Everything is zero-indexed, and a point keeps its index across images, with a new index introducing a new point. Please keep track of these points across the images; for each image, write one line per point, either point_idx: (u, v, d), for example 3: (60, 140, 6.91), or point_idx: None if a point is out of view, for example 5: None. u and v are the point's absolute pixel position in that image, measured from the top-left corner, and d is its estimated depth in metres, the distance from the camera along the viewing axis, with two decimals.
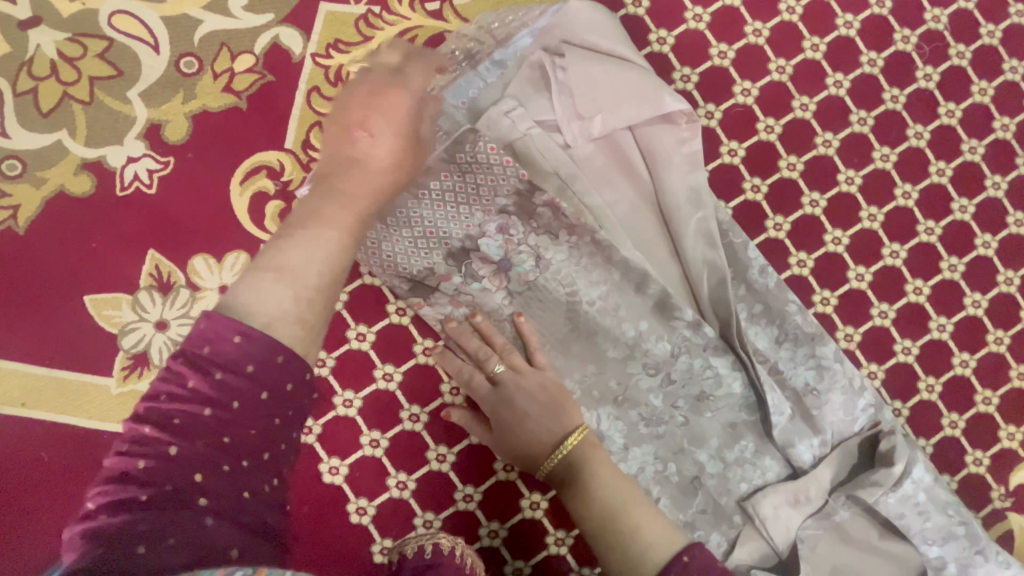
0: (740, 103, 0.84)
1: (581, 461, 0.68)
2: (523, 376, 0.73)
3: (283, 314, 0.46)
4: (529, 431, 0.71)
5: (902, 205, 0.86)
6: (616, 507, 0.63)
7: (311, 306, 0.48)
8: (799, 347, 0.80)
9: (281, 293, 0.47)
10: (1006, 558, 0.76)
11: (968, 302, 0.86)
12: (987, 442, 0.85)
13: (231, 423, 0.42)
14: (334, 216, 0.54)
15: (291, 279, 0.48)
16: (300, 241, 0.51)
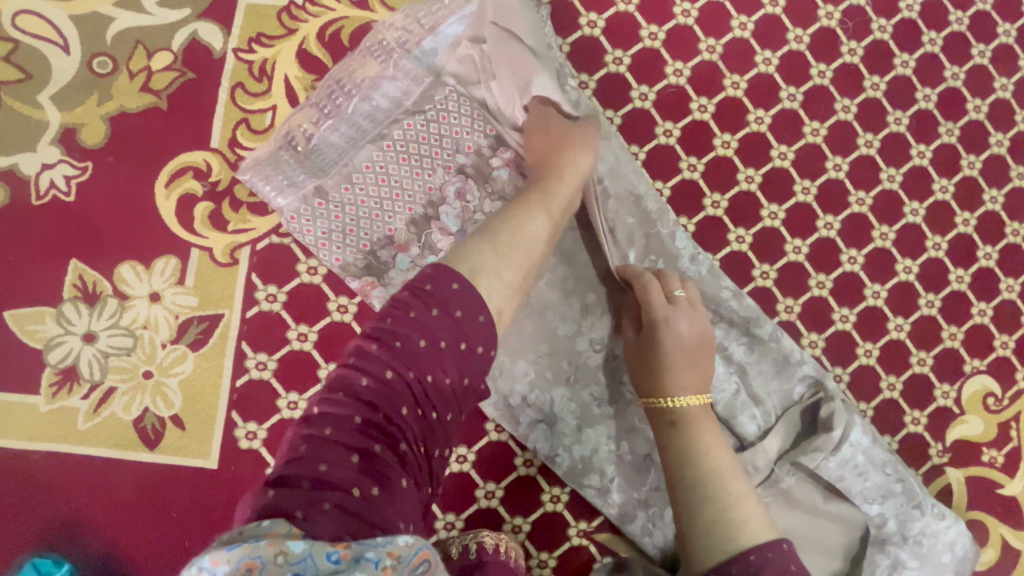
0: (672, 83, 0.85)
1: (692, 419, 0.67)
2: (674, 308, 0.70)
3: (501, 287, 0.51)
4: (661, 373, 0.69)
5: (834, 177, 0.88)
6: (708, 478, 0.63)
7: (506, 259, 0.54)
8: (739, 329, 0.81)
9: (483, 249, 0.53)
10: (942, 510, 0.79)
11: (900, 269, 0.89)
12: (924, 402, 0.89)
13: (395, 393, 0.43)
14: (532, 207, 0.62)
15: (494, 244, 0.54)
16: (517, 214, 0.59)
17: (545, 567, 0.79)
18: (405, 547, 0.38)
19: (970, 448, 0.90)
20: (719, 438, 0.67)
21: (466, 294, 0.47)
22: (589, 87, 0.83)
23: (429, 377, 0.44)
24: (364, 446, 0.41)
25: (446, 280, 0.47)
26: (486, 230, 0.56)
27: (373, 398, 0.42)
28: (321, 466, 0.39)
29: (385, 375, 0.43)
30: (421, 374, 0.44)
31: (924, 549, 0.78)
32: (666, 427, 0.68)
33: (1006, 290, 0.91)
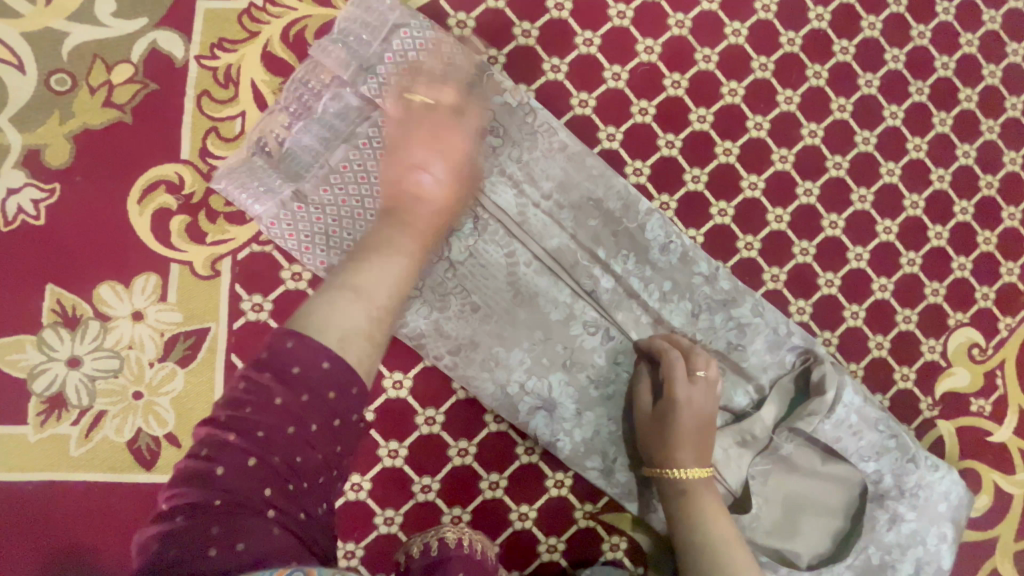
0: (644, 61, 0.84)
1: (694, 491, 0.70)
2: (692, 390, 0.72)
3: (353, 331, 0.47)
4: (673, 447, 0.71)
5: (810, 144, 0.89)
6: (719, 548, 0.66)
7: (380, 324, 0.50)
8: (716, 313, 0.81)
9: (354, 309, 0.48)
10: (934, 461, 0.81)
11: (881, 230, 0.90)
12: (912, 357, 0.91)
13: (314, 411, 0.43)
14: (393, 242, 0.58)
15: (365, 301, 0.50)
16: (365, 262, 0.54)
17: (555, 551, 0.80)
18: (263, 570, 0.36)
19: (959, 399, 0.92)
20: (724, 512, 0.69)
21: (338, 370, 0.44)
22: (562, 70, 0.82)
23: (299, 455, 0.42)
24: (219, 523, 0.38)
25: (314, 358, 0.44)
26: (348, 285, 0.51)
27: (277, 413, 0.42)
28: (187, 517, 0.38)
29: (248, 462, 0.40)
30: (282, 455, 0.41)
31: (921, 500, 0.81)
32: (671, 497, 0.71)
33: (984, 243, 0.93)
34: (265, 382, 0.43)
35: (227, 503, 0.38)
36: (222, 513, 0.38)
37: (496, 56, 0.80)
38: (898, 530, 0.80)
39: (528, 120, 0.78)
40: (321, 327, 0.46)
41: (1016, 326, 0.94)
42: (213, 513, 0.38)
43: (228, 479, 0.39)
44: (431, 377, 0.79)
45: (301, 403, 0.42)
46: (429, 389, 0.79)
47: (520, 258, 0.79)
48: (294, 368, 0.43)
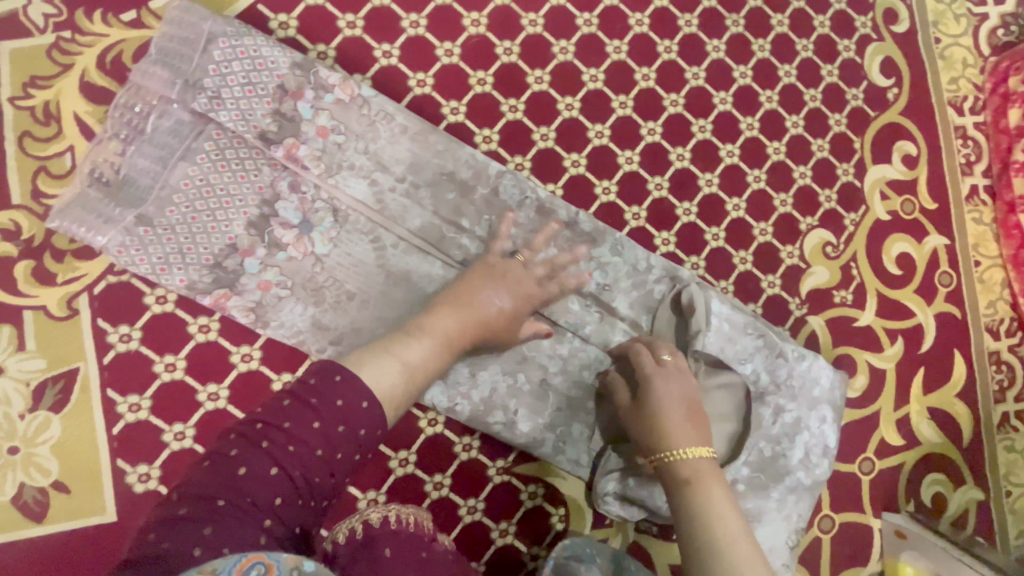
0: (473, 34, 0.88)
1: (695, 475, 0.69)
2: (680, 389, 0.75)
3: (387, 391, 0.61)
4: (667, 430, 0.72)
5: (645, 87, 0.95)
6: (716, 527, 0.64)
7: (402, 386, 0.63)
8: (578, 255, 0.87)
9: (392, 369, 0.62)
10: (802, 352, 0.89)
11: (724, 154, 0.97)
12: (774, 265, 0.99)
13: (322, 443, 0.52)
14: (441, 327, 0.71)
15: (401, 364, 0.64)
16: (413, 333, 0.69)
17: (475, 512, 0.84)
18: (223, 563, 0.43)
19: (824, 294, 1.01)
20: (728, 495, 0.68)
21: (373, 412, 0.55)
22: (394, 54, 0.84)
23: (318, 478, 0.52)
24: (220, 520, 0.47)
25: (356, 399, 0.54)
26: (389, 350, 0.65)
27: (290, 441, 0.51)
28: (187, 505, 0.48)
29: (270, 472, 0.50)
30: (302, 472, 0.51)
31: (796, 388, 0.88)
32: (675, 483, 0.69)
33: (819, 151, 1.02)
34: (292, 417, 0.52)
35: (241, 502, 0.49)
36: (219, 511, 0.48)
37: (325, 50, 0.82)
38: (781, 421, 0.88)
39: (363, 111, 0.80)
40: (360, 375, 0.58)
41: (859, 219, 1.03)
42: (211, 506, 0.48)
43: (250, 481, 0.50)
44: None
45: (317, 431, 0.52)
46: None
47: (386, 241, 0.81)
48: (338, 404, 0.54)
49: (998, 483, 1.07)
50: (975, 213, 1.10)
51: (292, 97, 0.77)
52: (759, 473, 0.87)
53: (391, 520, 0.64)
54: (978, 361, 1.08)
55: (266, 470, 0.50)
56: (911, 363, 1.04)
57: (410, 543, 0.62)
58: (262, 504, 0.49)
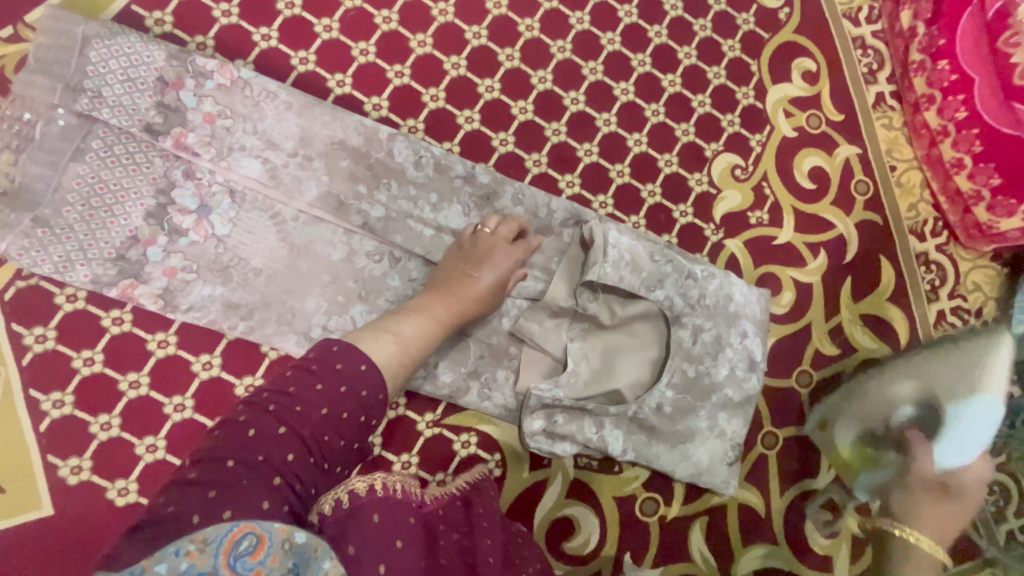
0: (349, 7, 0.90)
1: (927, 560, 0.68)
2: None
3: (389, 362, 0.62)
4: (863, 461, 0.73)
5: (531, 38, 0.96)
6: None
7: (402, 361, 0.65)
8: (482, 209, 0.89)
9: (389, 345, 0.64)
10: (710, 271, 0.92)
11: (619, 93, 0.99)
12: (684, 194, 1.00)
13: (330, 402, 0.54)
14: (432, 310, 0.74)
15: (399, 342, 0.66)
16: (404, 316, 0.71)
17: (410, 466, 0.86)
18: (214, 532, 0.44)
19: (739, 217, 1.02)
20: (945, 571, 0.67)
21: (371, 371, 0.57)
22: (273, 36, 0.87)
23: (326, 437, 0.53)
24: (226, 485, 0.46)
25: (354, 363, 0.57)
26: (391, 328, 0.68)
27: (297, 406, 0.53)
28: (192, 473, 0.47)
29: (279, 431, 0.51)
30: (311, 431, 0.52)
31: (711, 308, 0.91)
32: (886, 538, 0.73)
33: (716, 78, 1.04)
34: (297, 386, 0.54)
35: (251, 461, 0.49)
36: (223, 474, 0.47)
37: (204, 41, 0.84)
38: (702, 340, 0.90)
39: (246, 93, 0.82)
40: (364, 348, 0.60)
41: (766, 139, 1.05)
42: (216, 471, 0.47)
43: (256, 442, 0.50)
44: (238, 349, 0.81)
45: (322, 392, 0.54)
46: (239, 360, 0.81)
47: (287, 216, 0.83)
48: (344, 387, 0.55)
49: None
50: (883, 119, 1.11)
51: (173, 89, 0.79)
52: (685, 395, 0.89)
53: (376, 488, 0.55)
54: (906, 263, 1.09)
55: (273, 429, 0.51)
56: (838, 273, 1.05)
57: (395, 512, 0.54)
58: (269, 470, 0.49)
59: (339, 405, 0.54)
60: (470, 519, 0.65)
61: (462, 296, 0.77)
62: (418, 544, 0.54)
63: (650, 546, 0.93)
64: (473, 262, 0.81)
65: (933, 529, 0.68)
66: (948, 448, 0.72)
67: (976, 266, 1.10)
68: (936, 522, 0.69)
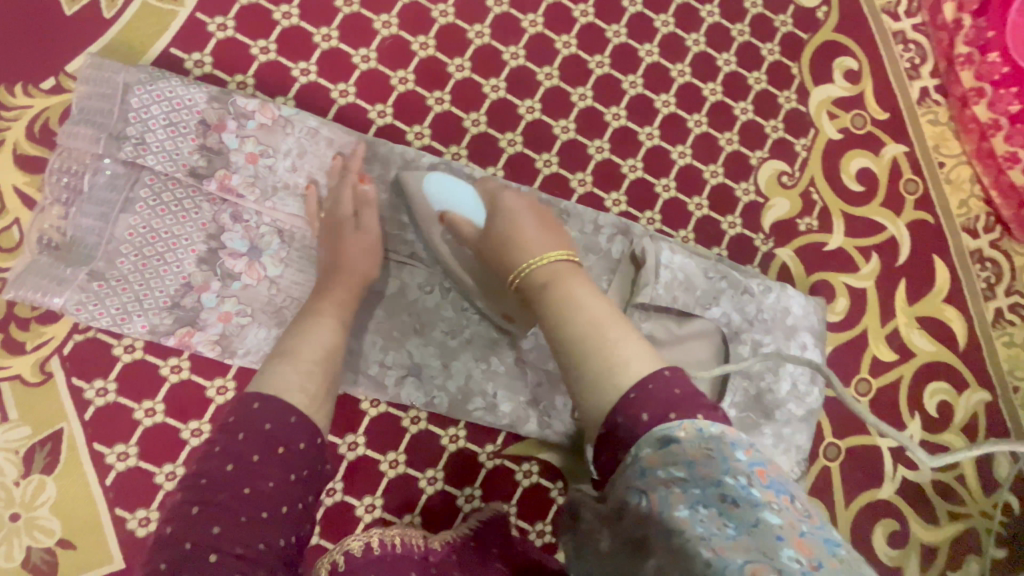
0: (386, 35, 0.88)
1: (601, 319, 0.55)
2: (536, 236, 0.69)
3: (292, 386, 0.57)
4: (520, 241, 0.69)
5: (568, 54, 0.94)
6: (588, 329, 0.54)
7: (309, 377, 0.60)
8: None
9: (284, 370, 0.59)
10: (766, 284, 0.90)
11: (660, 105, 0.97)
12: (732, 205, 0.98)
13: (234, 455, 0.50)
14: (324, 314, 0.70)
15: (293, 361, 0.61)
16: (304, 332, 0.67)
17: (474, 500, 0.84)
18: None
19: (788, 224, 1.00)
20: (617, 315, 0.56)
21: (267, 407, 0.53)
22: (312, 70, 0.85)
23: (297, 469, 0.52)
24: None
25: (247, 405, 0.53)
26: (281, 351, 0.63)
27: (203, 479, 0.49)
28: None
29: (194, 510, 0.48)
30: (227, 494, 0.48)
31: (769, 322, 0.89)
32: (535, 295, 0.63)
33: (757, 83, 1.01)
34: (206, 458, 0.51)
35: (208, 535, 0.46)
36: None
37: (244, 80, 0.83)
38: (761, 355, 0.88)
39: (288, 131, 0.81)
40: (269, 386, 0.56)
41: (811, 143, 1.02)
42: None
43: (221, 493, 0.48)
44: None
45: (225, 453, 0.50)
46: None
47: None
48: (266, 428, 0.52)
49: (1004, 381, 1.05)
50: (930, 115, 1.08)
51: (215, 131, 0.79)
52: (747, 413, 0.88)
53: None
54: (960, 263, 1.06)
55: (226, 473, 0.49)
56: (891, 277, 1.03)
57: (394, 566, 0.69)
58: (201, 554, 0.46)
59: (248, 450, 0.50)
60: (483, 561, 0.72)
61: (347, 286, 0.74)
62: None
63: None
64: (333, 242, 0.77)
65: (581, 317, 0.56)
66: (575, 290, 0.60)
67: None
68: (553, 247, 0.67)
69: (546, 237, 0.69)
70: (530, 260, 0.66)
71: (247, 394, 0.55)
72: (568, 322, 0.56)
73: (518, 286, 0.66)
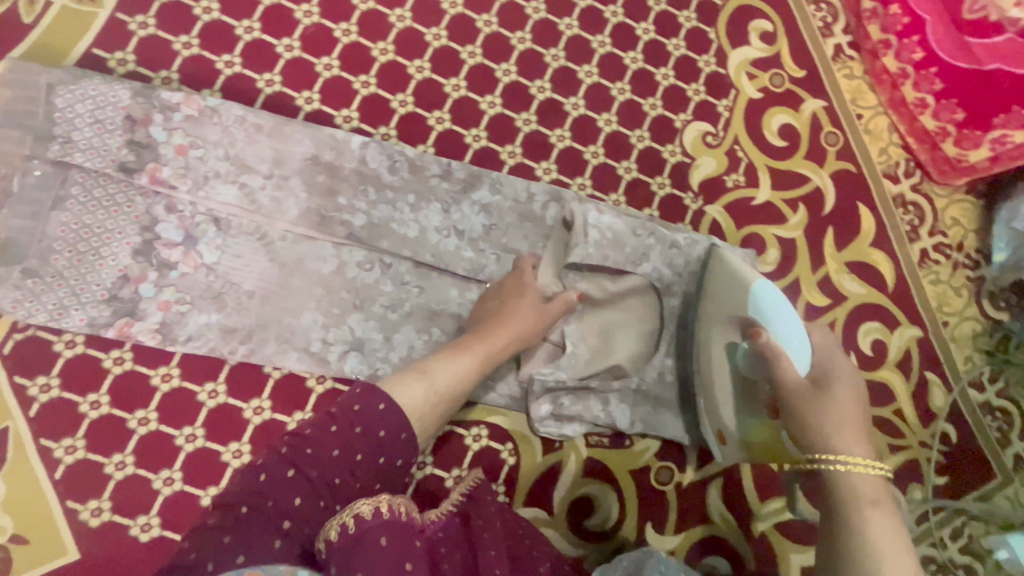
0: (307, 25, 0.91)
1: (869, 495, 0.62)
2: (823, 395, 0.70)
3: (414, 403, 0.65)
4: (807, 413, 0.69)
5: (490, 32, 0.98)
6: (863, 544, 0.59)
7: (429, 405, 0.67)
8: (461, 203, 0.91)
9: (415, 387, 0.67)
10: (693, 237, 0.94)
11: (583, 76, 1.00)
12: (660, 166, 1.02)
13: (267, 470, 0.53)
14: (470, 347, 0.78)
15: (425, 381, 0.69)
16: (451, 356, 0.75)
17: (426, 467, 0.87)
18: None
19: (715, 182, 1.04)
20: (898, 532, 0.60)
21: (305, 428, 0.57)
22: (236, 62, 0.87)
23: (337, 478, 0.55)
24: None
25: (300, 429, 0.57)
26: (422, 369, 0.71)
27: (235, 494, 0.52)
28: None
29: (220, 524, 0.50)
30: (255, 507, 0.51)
31: (699, 273, 0.93)
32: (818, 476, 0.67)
33: (676, 50, 1.05)
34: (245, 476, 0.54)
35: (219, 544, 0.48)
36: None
37: (168, 75, 0.85)
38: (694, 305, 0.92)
39: (215, 121, 0.83)
40: (396, 398, 0.62)
41: (732, 103, 1.07)
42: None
43: (268, 485, 0.52)
44: (242, 373, 0.83)
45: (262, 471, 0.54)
46: (245, 383, 0.82)
47: (273, 236, 0.84)
48: (307, 450, 0.55)
49: (932, 316, 1.10)
50: (844, 70, 1.13)
51: (142, 126, 0.80)
52: (684, 360, 0.92)
53: (383, 509, 0.52)
54: (883, 207, 1.11)
55: (285, 473, 0.53)
56: (818, 226, 1.07)
57: (403, 539, 0.52)
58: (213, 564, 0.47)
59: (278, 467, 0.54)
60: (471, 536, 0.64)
61: (497, 342, 0.79)
62: (424, 567, 0.53)
63: (671, 513, 0.94)
64: (500, 308, 0.83)
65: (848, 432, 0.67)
66: (846, 499, 0.62)
67: (953, 201, 1.13)
68: (857, 444, 0.66)
69: (850, 409, 0.69)
70: (834, 456, 0.65)
71: (373, 389, 0.60)
72: (863, 520, 0.60)
73: (806, 466, 0.68)
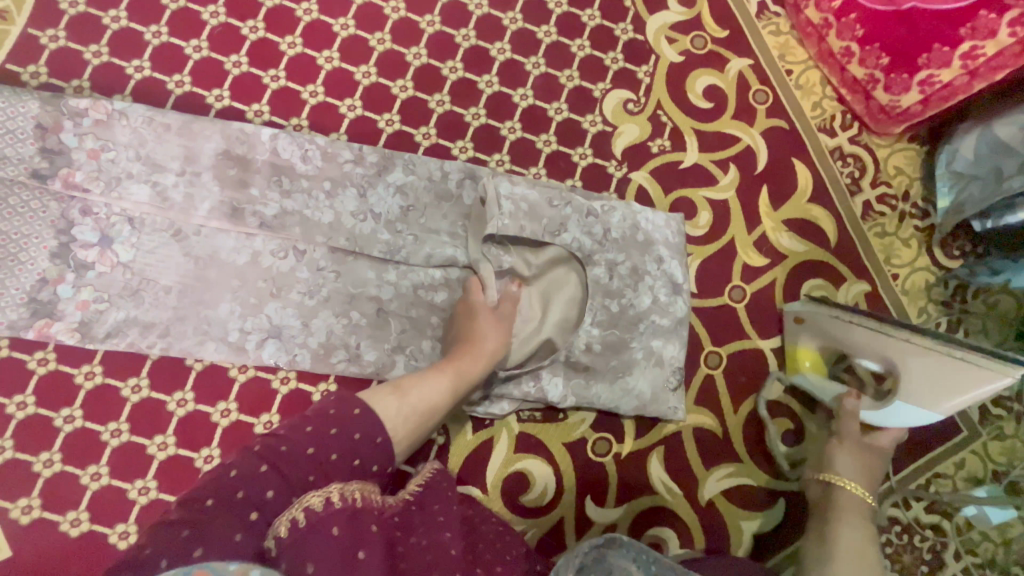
0: (214, 25, 0.93)
1: (847, 507, 0.76)
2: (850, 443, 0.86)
3: (389, 416, 0.61)
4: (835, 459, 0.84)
5: (398, 18, 0.99)
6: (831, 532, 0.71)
7: (404, 421, 0.64)
8: (376, 186, 0.91)
9: (392, 402, 0.63)
10: (613, 204, 0.94)
11: (496, 53, 1.01)
12: (581, 137, 1.01)
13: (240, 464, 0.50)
14: (444, 368, 0.74)
15: (400, 399, 0.65)
16: (425, 374, 0.71)
17: None
18: None
19: (640, 148, 1.03)
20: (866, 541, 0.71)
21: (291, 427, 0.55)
22: (145, 66, 0.90)
23: (313, 475, 0.51)
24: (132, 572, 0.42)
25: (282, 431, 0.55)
26: (397, 384, 0.67)
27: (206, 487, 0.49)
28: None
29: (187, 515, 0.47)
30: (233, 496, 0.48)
31: (621, 241, 0.92)
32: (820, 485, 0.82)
33: (591, 20, 1.05)
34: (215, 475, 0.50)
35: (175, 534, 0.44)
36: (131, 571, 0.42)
37: (80, 84, 0.88)
38: (618, 273, 0.91)
39: (124, 123, 0.85)
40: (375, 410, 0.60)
41: (653, 69, 1.05)
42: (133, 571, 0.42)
43: (240, 479, 0.49)
44: (165, 367, 0.84)
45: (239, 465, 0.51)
46: (168, 377, 0.84)
47: (187, 231, 0.85)
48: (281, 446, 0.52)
49: (880, 269, 1.06)
50: (770, 27, 1.11)
51: (53, 133, 0.83)
52: (612, 329, 0.90)
53: (334, 499, 0.47)
54: (820, 161, 1.08)
55: (257, 467, 0.50)
56: (751, 185, 1.05)
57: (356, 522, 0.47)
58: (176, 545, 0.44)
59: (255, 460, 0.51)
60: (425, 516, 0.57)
61: (472, 365, 0.76)
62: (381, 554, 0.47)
63: (610, 486, 0.93)
64: (471, 335, 0.80)
65: (866, 477, 0.81)
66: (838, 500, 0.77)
67: (895, 150, 1.10)
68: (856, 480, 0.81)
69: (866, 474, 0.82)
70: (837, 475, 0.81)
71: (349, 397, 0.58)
72: (840, 515, 0.74)
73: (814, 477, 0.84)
